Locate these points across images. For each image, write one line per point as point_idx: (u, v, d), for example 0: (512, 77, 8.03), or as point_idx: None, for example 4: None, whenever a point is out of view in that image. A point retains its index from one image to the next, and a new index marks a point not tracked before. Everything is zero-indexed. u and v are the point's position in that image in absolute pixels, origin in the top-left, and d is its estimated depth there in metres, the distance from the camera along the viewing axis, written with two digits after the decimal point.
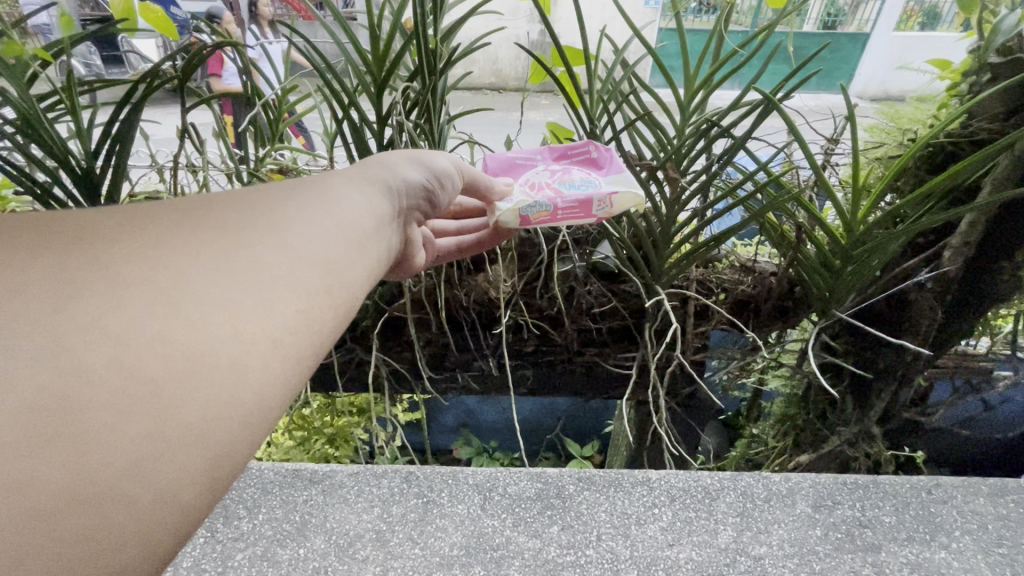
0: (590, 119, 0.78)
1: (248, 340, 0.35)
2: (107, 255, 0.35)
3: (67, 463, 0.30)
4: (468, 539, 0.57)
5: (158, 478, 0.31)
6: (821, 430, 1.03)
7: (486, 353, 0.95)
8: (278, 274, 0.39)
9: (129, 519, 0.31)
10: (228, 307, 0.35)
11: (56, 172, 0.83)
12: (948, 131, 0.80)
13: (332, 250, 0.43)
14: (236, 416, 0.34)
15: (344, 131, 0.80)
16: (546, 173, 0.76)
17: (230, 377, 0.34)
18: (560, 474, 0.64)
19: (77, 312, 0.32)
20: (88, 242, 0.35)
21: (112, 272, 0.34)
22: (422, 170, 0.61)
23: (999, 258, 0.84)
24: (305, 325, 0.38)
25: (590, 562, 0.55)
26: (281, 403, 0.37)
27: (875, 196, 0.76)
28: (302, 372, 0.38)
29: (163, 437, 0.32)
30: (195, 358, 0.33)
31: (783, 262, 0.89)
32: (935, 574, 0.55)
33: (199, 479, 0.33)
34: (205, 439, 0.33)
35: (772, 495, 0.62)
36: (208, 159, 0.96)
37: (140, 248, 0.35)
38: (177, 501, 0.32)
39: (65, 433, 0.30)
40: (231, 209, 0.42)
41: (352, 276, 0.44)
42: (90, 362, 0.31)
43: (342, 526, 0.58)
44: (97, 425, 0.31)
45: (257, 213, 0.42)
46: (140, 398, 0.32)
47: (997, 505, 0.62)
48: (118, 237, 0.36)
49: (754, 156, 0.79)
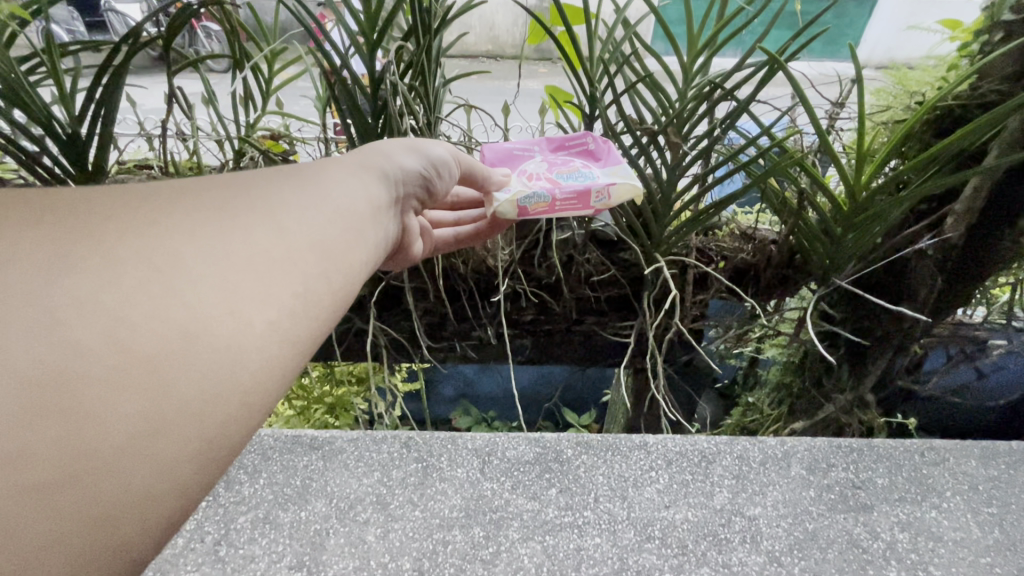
0: (590, 81, 0.75)
1: (245, 321, 0.35)
2: (101, 229, 0.34)
3: (62, 438, 0.30)
4: (468, 501, 0.58)
5: (155, 454, 0.32)
6: (816, 397, 1.05)
7: (484, 322, 0.95)
8: (276, 258, 0.38)
9: (126, 487, 0.31)
10: (224, 288, 0.35)
11: (43, 140, 0.80)
12: (958, 93, 0.78)
13: (330, 236, 0.43)
14: (233, 395, 0.34)
15: (336, 94, 0.78)
16: (543, 164, 0.73)
17: (228, 357, 0.34)
18: (559, 438, 0.65)
19: (71, 287, 0.32)
20: (81, 216, 0.34)
21: (107, 248, 0.33)
22: (419, 157, 0.61)
23: (1002, 224, 0.84)
24: (303, 308, 0.38)
25: (587, 523, 0.56)
26: (279, 373, 0.36)
27: (879, 161, 0.75)
28: (301, 350, 0.38)
29: (158, 414, 0.32)
30: (191, 337, 0.33)
31: (783, 229, 0.89)
32: (925, 532, 0.56)
33: (195, 455, 0.33)
34: (201, 418, 0.33)
35: (767, 458, 0.62)
36: (198, 126, 0.93)
37: (135, 225, 0.35)
38: (174, 476, 0.32)
39: (61, 408, 0.30)
40: (226, 188, 0.41)
41: (350, 261, 0.44)
42: (85, 338, 0.31)
43: (343, 490, 0.59)
44: (95, 401, 0.31)
45: (254, 194, 0.41)
46: (135, 375, 0.32)
47: (988, 467, 0.63)
48: (110, 213, 0.35)
49: (757, 120, 0.77)
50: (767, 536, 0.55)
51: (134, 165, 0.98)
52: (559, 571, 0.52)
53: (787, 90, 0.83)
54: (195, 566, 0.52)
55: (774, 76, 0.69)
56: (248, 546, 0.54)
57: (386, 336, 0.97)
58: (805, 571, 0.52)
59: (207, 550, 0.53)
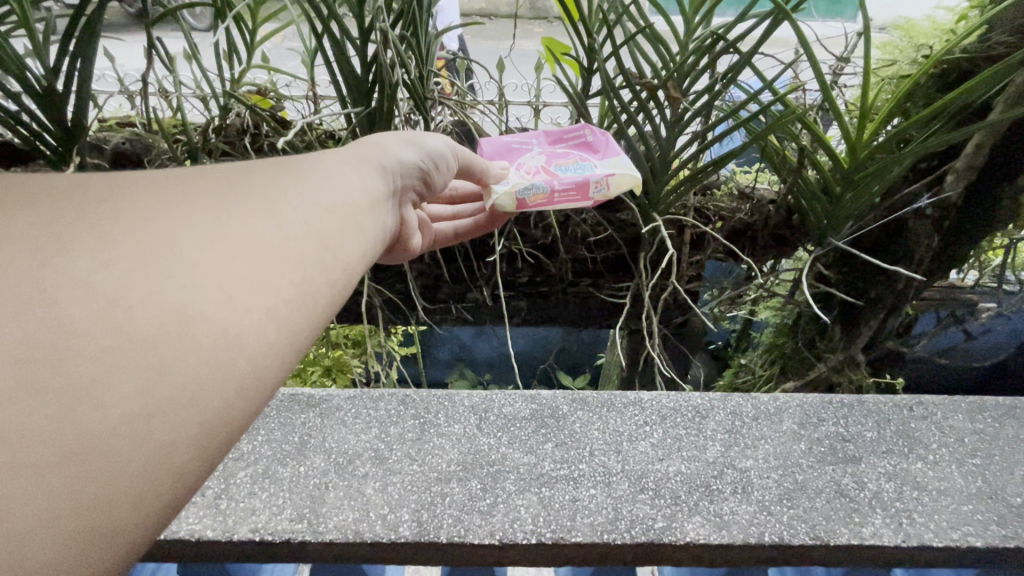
0: (588, 33, 0.73)
1: (242, 308, 0.33)
2: (94, 209, 0.32)
3: (58, 412, 0.27)
4: (465, 456, 0.58)
5: (156, 435, 0.29)
6: (809, 358, 1.06)
7: (479, 283, 0.94)
8: (273, 248, 0.37)
9: (123, 471, 0.28)
10: (220, 275, 0.33)
11: (19, 96, 0.76)
12: (965, 46, 0.76)
13: (328, 227, 0.42)
14: (230, 381, 0.32)
15: (324, 47, 0.74)
16: (541, 157, 0.71)
17: (223, 345, 0.32)
18: (555, 396, 0.66)
19: (61, 266, 0.30)
20: (75, 196, 0.33)
21: (100, 229, 0.32)
22: (416, 149, 0.59)
23: (1000, 183, 0.83)
24: (299, 297, 0.37)
25: (583, 475, 0.57)
26: (278, 341, 0.35)
27: (882, 117, 0.73)
28: (300, 335, 0.37)
29: (158, 394, 0.29)
30: (188, 321, 0.31)
31: (782, 189, 0.89)
32: (912, 481, 0.57)
33: (195, 439, 0.30)
34: (198, 402, 0.31)
35: (760, 413, 0.64)
36: (181, 81, 0.88)
37: (129, 209, 0.33)
38: (173, 461, 0.30)
39: (54, 384, 0.27)
40: (222, 176, 0.39)
41: (346, 254, 0.43)
42: (77, 317, 0.29)
43: (341, 446, 0.59)
44: (90, 378, 0.28)
45: (252, 183, 0.40)
46: (132, 356, 0.29)
47: (974, 421, 0.64)
48: (104, 196, 0.33)
49: (760, 74, 0.75)
50: (759, 487, 0.56)
51: (116, 123, 0.94)
52: (556, 521, 0.52)
53: (792, 44, 0.80)
54: (197, 518, 0.52)
55: (780, 26, 0.67)
56: (248, 500, 0.54)
57: (381, 297, 0.96)
58: (795, 518, 0.53)
59: (209, 503, 0.53)
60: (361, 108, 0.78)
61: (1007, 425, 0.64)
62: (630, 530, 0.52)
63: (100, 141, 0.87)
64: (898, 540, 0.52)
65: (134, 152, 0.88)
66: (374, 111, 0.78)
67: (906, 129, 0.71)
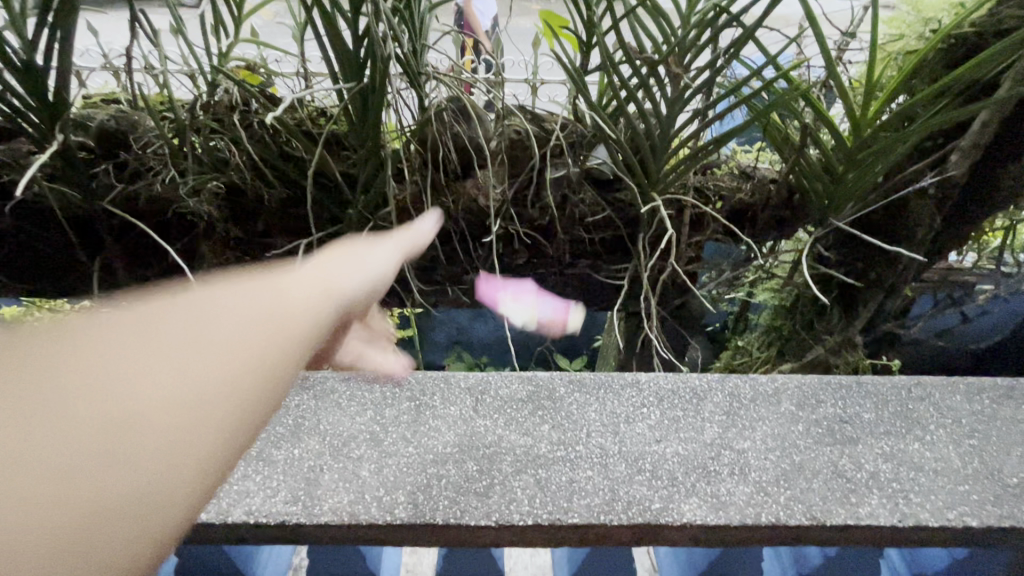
0: (587, 5, 0.70)
1: (184, 398, 0.33)
2: (31, 339, 0.34)
3: (21, 493, 0.28)
4: (461, 438, 0.58)
5: (111, 525, 0.29)
6: (806, 339, 1.05)
7: (476, 264, 0.93)
8: (207, 331, 0.37)
9: (82, 543, 0.28)
10: (152, 375, 0.33)
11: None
12: (974, 20, 0.74)
13: (267, 295, 0.41)
14: (180, 472, 0.32)
15: (315, 20, 0.71)
16: None
17: (168, 443, 0.32)
18: (552, 377, 0.65)
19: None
20: (18, 335, 0.34)
21: (34, 357, 0.33)
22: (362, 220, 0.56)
23: (1004, 163, 0.82)
24: (242, 365, 0.36)
25: (580, 457, 0.57)
26: (228, 411, 0.34)
27: (887, 93, 0.72)
28: (251, 402, 0.35)
29: (105, 491, 0.30)
30: (128, 424, 0.31)
31: (784, 168, 0.87)
32: (909, 462, 0.57)
33: (148, 526, 0.31)
34: (148, 494, 0.31)
35: (758, 395, 0.63)
36: (167, 56, 0.85)
37: (61, 335, 0.34)
38: (132, 546, 0.30)
39: (15, 473, 0.28)
40: (157, 293, 0.40)
41: (299, 304, 0.41)
42: (21, 435, 0.29)
43: (336, 428, 0.59)
44: (38, 479, 0.28)
45: (186, 288, 0.40)
46: (81, 457, 0.30)
47: (972, 401, 0.64)
48: (42, 331, 0.35)
49: (763, 49, 0.73)
50: (756, 468, 0.56)
51: (101, 100, 0.91)
52: (553, 502, 0.52)
53: (796, 18, 0.78)
54: None
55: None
56: (242, 482, 0.53)
57: None
58: (792, 499, 0.53)
59: None
60: (352, 84, 0.75)
61: (1005, 406, 0.64)
62: (627, 512, 0.51)
63: (83, 118, 0.84)
64: (894, 520, 0.52)
65: (119, 130, 0.85)
66: (367, 88, 0.75)
67: (911, 105, 0.70)
